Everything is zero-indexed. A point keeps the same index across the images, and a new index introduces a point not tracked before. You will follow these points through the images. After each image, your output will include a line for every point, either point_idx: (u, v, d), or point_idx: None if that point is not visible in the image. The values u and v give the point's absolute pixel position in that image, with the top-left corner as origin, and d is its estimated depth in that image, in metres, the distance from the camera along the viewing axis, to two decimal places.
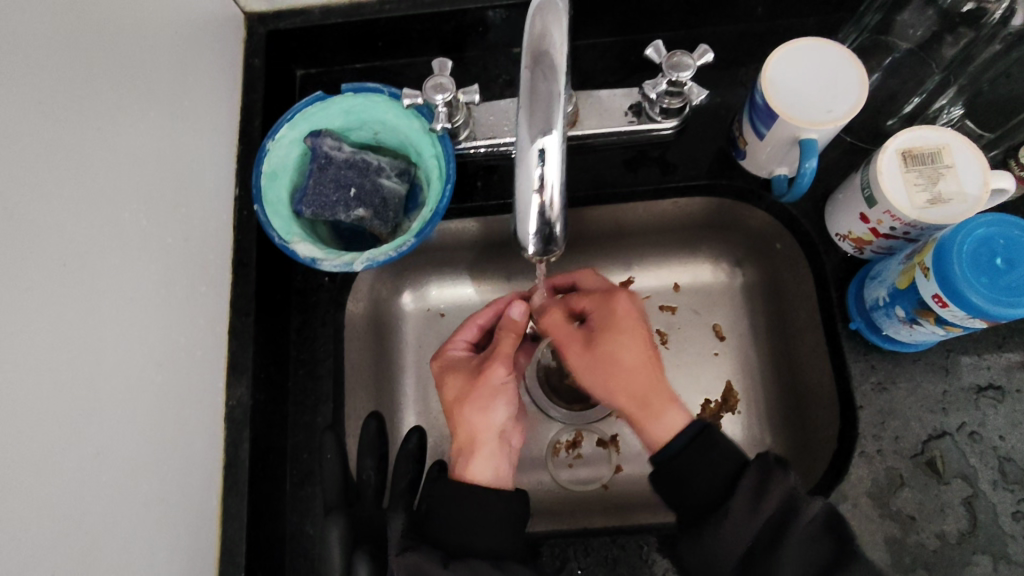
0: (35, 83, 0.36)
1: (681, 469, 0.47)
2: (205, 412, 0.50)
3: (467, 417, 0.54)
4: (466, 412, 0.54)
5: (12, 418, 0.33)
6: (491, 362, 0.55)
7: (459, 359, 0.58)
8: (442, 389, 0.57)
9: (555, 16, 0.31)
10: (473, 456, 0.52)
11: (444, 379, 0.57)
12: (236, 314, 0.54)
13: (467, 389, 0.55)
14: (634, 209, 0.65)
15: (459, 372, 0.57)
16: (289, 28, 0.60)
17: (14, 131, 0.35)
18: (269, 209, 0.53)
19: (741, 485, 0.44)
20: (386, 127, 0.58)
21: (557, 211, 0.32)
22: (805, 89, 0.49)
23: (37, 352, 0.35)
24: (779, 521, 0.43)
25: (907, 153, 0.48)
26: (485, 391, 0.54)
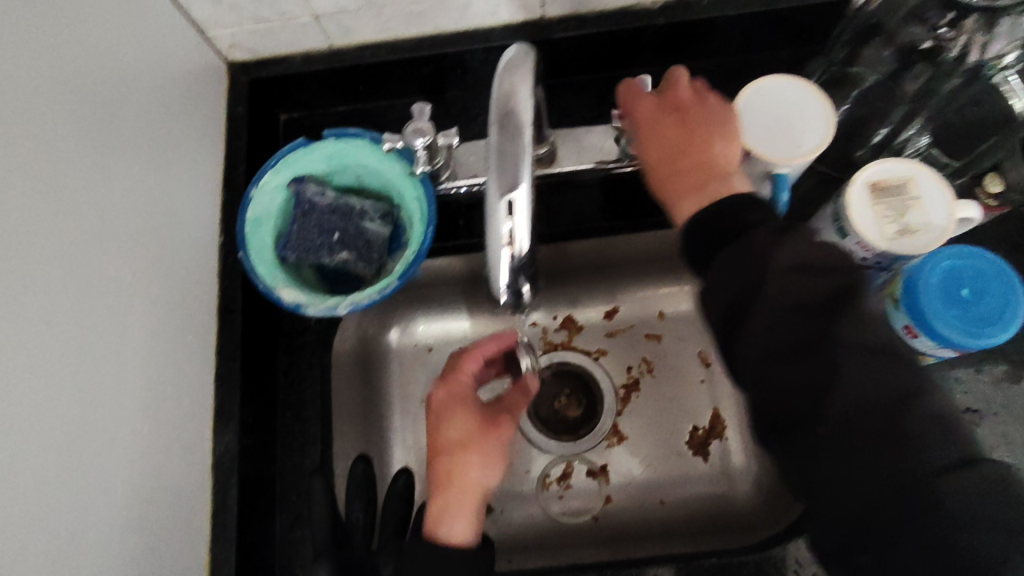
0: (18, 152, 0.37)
1: None
2: (190, 461, 0.50)
3: (461, 466, 0.54)
4: (464, 461, 0.55)
5: None
6: (498, 418, 0.57)
7: (467, 398, 0.58)
8: (444, 424, 0.56)
9: (522, 72, 0.32)
10: (461, 511, 0.53)
11: (449, 413, 0.56)
12: (221, 359, 0.55)
13: (473, 438, 0.56)
14: (615, 246, 0.69)
15: (470, 416, 0.56)
16: (271, 76, 0.61)
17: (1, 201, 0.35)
18: (254, 255, 0.54)
19: None
20: (368, 171, 0.59)
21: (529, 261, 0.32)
22: (774, 127, 0.51)
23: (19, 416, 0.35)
24: None
25: (875, 185, 0.49)
26: (490, 448, 0.56)
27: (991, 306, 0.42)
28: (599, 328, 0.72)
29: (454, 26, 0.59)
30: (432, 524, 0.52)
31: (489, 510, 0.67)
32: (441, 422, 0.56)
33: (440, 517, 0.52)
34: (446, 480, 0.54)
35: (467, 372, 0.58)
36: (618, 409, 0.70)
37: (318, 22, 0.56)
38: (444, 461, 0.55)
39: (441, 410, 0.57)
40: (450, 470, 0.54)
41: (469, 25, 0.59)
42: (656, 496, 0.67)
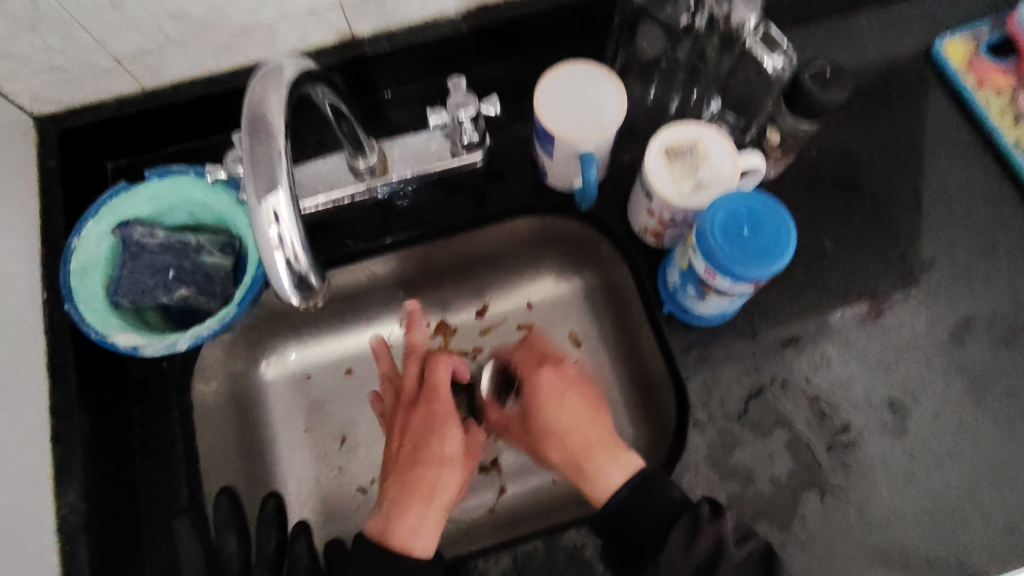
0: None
1: (624, 516, 0.52)
2: (34, 529, 0.47)
3: (445, 477, 0.57)
4: (446, 474, 0.57)
5: None
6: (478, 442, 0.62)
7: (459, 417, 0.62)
8: (443, 437, 0.59)
9: (272, 84, 0.33)
10: (439, 515, 0.55)
11: (441, 427, 0.59)
12: (62, 419, 0.52)
13: (459, 453, 0.59)
14: (465, 241, 0.69)
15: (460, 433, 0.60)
16: (83, 125, 0.60)
17: None
18: (82, 305, 0.53)
19: (675, 529, 0.50)
20: (199, 205, 0.58)
21: (306, 262, 0.33)
22: (575, 109, 0.55)
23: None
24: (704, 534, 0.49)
25: (668, 150, 0.54)
26: (468, 467, 0.60)
27: (770, 239, 0.46)
28: (473, 327, 0.74)
29: (266, 54, 0.60)
30: (414, 531, 0.53)
31: None
32: (432, 435, 0.59)
33: (415, 530, 0.53)
34: (429, 489, 0.56)
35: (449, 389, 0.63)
36: None
37: (121, 65, 0.56)
38: (429, 471, 0.57)
39: (442, 421, 0.60)
40: (432, 480, 0.56)
41: (281, 51, 0.60)
42: (547, 477, 0.69)
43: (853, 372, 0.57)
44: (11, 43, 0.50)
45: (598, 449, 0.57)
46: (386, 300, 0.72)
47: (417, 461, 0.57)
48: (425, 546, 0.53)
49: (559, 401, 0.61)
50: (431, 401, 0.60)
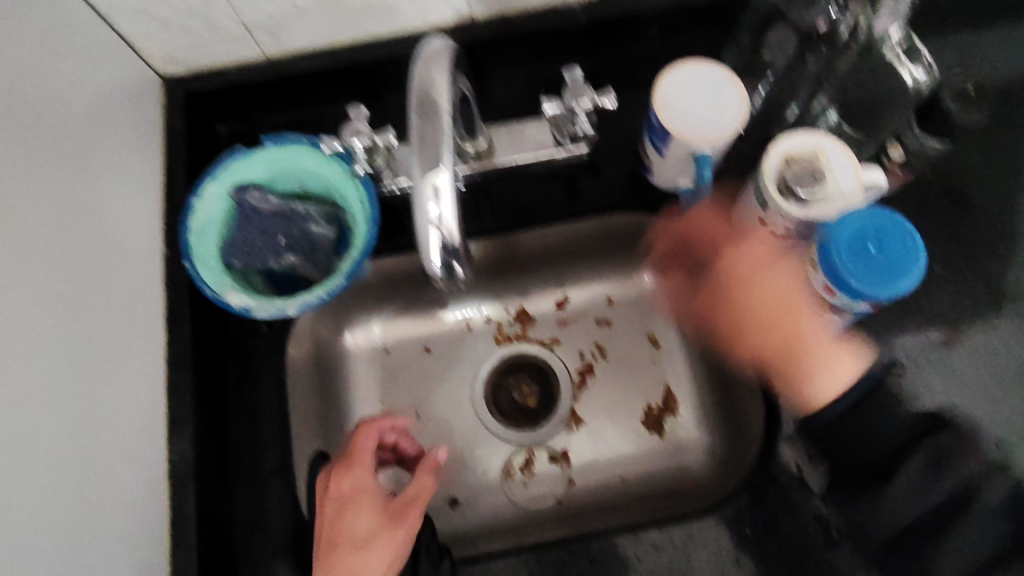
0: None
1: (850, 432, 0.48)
2: (144, 467, 0.50)
3: (357, 566, 0.47)
4: (364, 556, 0.47)
5: None
6: (404, 510, 0.50)
7: (375, 490, 0.51)
8: (348, 521, 0.49)
9: (438, 66, 0.34)
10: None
11: (349, 503, 0.50)
12: (172, 368, 0.55)
13: (373, 532, 0.48)
14: (556, 232, 0.70)
15: (371, 510, 0.50)
16: (206, 88, 0.62)
17: None
18: (199, 263, 0.55)
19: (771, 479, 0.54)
20: (310, 175, 0.60)
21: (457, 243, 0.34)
22: (695, 106, 0.53)
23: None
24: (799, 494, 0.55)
25: (789, 158, 0.52)
26: (392, 544, 0.48)
27: (894, 258, 0.45)
28: (552, 318, 0.74)
29: (385, 30, 0.61)
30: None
31: (456, 501, 0.67)
32: (343, 515, 0.50)
33: None
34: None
35: (367, 463, 0.53)
36: (575, 395, 0.72)
37: (250, 32, 0.57)
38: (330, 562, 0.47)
39: (354, 496, 0.51)
40: (332, 573, 0.47)
41: (400, 29, 0.61)
42: (617, 475, 0.69)
43: None
44: (155, 4, 0.52)
45: (804, 314, 0.54)
46: (470, 283, 0.72)
47: (324, 555, 0.48)
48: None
49: (766, 270, 0.56)
50: (337, 486, 0.51)
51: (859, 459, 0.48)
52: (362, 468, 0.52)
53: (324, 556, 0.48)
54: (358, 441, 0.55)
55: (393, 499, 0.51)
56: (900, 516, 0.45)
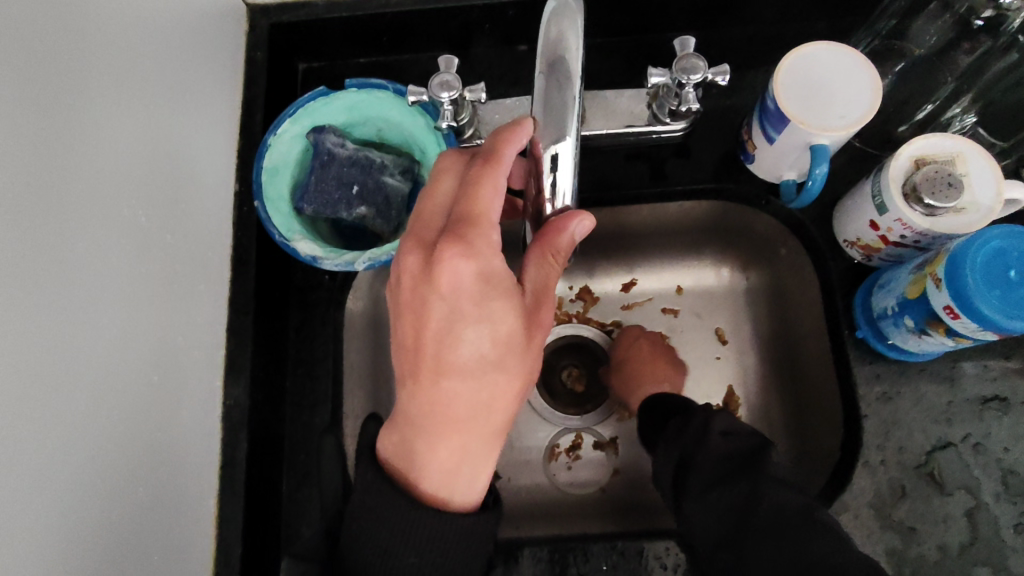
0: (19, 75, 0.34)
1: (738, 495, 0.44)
2: (201, 409, 0.50)
3: (472, 477, 0.40)
4: (489, 430, 0.40)
5: (15, 413, 0.33)
6: (540, 309, 0.41)
7: (505, 280, 0.39)
8: (458, 332, 0.38)
9: (570, 22, 0.34)
10: (459, 490, 0.40)
11: (459, 335, 0.38)
12: (234, 312, 0.54)
13: (479, 406, 0.39)
14: (637, 212, 0.64)
15: (497, 320, 0.39)
16: (291, 22, 0.59)
17: (20, 126, 0.34)
18: (270, 206, 0.53)
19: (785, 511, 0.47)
20: (390, 125, 0.56)
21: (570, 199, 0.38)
22: (819, 94, 0.49)
23: (19, 355, 0.34)
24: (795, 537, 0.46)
25: (920, 160, 0.47)
26: (506, 415, 0.41)
27: None
28: (615, 300, 0.68)
29: None
30: (409, 547, 0.39)
31: (495, 476, 0.63)
32: (453, 366, 0.38)
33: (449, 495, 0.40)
34: (439, 412, 0.39)
35: (493, 245, 0.38)
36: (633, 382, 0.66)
37: None
38: (428, 449, 0.39)
39: (468, 306, 0.38)
40: (428, 458, 0.39)
41: None
42: None
43: None
44: None
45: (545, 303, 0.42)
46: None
47: (422, 375, 0.39)
48: (431, 526, 0.38)
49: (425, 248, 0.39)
50: (435, 307, 0.38)
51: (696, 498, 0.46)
52: (488, 258, 0.38)
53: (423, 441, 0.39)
54: (495, 147, 0.39)
55: (524, 292, 0.41)
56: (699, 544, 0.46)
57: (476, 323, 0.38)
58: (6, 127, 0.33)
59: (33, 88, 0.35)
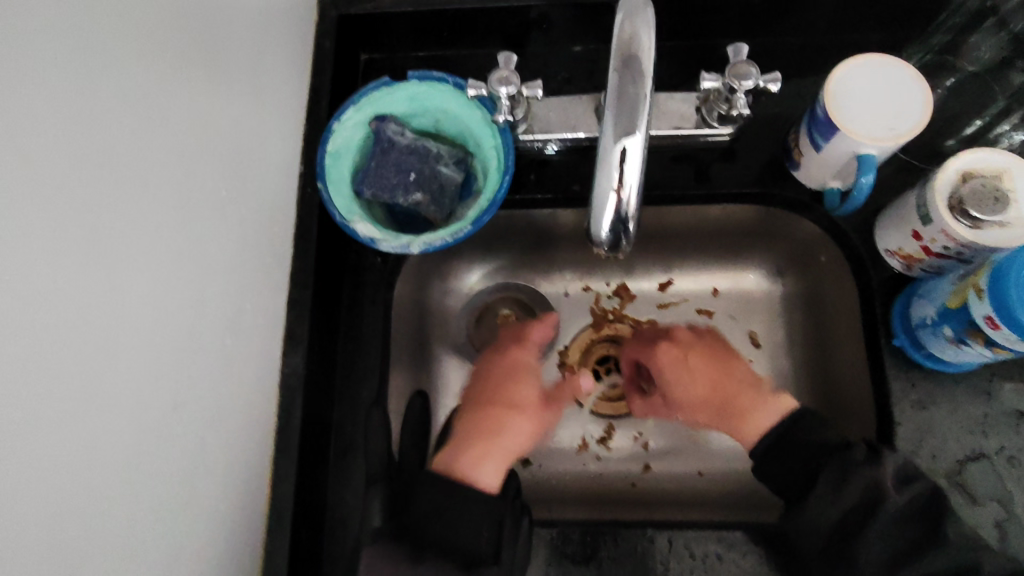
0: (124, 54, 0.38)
1: (782, 450, 0.53)
2: (260, 375, 0.53)
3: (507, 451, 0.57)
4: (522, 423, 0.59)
5: (95, 359, 0.36)
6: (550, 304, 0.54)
7: None
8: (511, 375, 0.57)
9: (642, 18, 0.32)
10: (483, 477, 0.53)
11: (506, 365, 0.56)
12: (294, 286, 0.57)
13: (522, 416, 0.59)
14: (681, 213, 0.66)
15: None
16: (357, 14, 0.62)
17: (118, 102, 0.38)
18: (332, 187, 0.56)
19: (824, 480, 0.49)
20: (447, 116, 0.59)
21: (630, 211, 0.33)
22: (869, 105, 0.50)
23: (101, 307, 0.37)
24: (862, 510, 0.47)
25: (967, 174, 0.48)
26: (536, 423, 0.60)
27: None
28: (652, 299, 0.71)
29: None
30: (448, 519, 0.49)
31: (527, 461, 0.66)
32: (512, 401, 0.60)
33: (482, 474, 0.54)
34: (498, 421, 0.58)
35: None
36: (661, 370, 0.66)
37: None
38: (474, 458, 0.54)
39: None
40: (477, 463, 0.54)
41: None
42: (694, 468, 0.65)
43: None
44: None
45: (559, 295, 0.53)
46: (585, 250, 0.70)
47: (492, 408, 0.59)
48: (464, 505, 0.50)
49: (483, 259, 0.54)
50: (523, 386, 0.61)
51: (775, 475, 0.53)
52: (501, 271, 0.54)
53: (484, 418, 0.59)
54: None
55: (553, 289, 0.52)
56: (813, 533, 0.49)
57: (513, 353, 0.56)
58: (104, 97, 0.37)
59: (132, 64, 0.39)
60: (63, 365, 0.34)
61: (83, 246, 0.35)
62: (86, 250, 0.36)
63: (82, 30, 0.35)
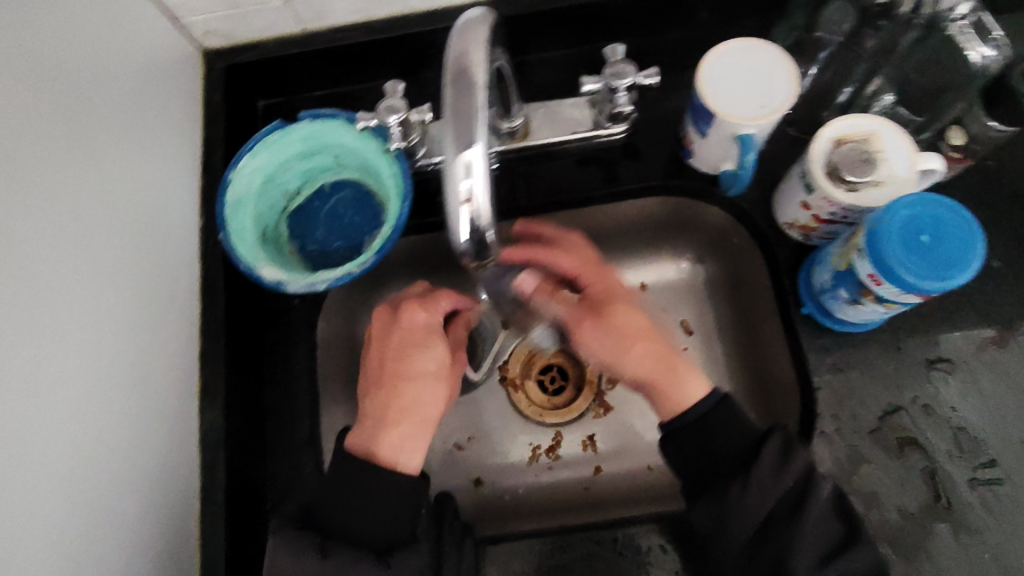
0: (9, 122, 0.39)
1: (705, 428, 0.48)
2: (180, 434, 0.52)
3: (406, 440, 0.50)
4: (430, 392, 0.53)
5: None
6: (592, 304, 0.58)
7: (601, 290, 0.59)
8: (409, 353, 0.54)
9: (473, 38, 0.34)
10: (406, 458, 0.50)
11: (407, 333, 0.54)
12: (207, 339, 0.56)
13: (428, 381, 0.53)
14: (592, 216, 0.67)
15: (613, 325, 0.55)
16: (245, 62, 0.63)
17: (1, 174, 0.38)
18: (235, 236, 0.55)
19: (767, 451, 0.46)
20: (346, 150, 0.60)
21: (487, 220, 0.35)
22: (740, 88, 0.51)
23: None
24: (801, 489, 0.44)
25: (839, 141, 0.50)
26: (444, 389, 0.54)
27: (953, 248, 0.43)
28: None
29: (425, 5, 0.60)
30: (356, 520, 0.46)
31: (477, 482, 0.65)
32: (408, 349, 0.54)
33: (400, 448, 0.50)
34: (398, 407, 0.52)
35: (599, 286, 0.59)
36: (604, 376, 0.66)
37: (290, 5, 0.58)
38: (391, 442, 0.50)
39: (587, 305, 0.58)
40: (381, 438, 0.50)
41: (440, 5, 0.61)
42: (643, 462, 0.64)
43: (1004, 401, 0.53)
44: None
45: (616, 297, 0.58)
46: None
47: (383, 381, 0.53)
48: (368, 501, 0.47)
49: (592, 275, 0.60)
50: (417, 358, 0.53)
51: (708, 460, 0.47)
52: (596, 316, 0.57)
53: (380, 386, 0.53)
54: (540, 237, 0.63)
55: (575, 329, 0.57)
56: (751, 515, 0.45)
57: (419, 352, 0.54)
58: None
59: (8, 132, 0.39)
60: None
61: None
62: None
63: None
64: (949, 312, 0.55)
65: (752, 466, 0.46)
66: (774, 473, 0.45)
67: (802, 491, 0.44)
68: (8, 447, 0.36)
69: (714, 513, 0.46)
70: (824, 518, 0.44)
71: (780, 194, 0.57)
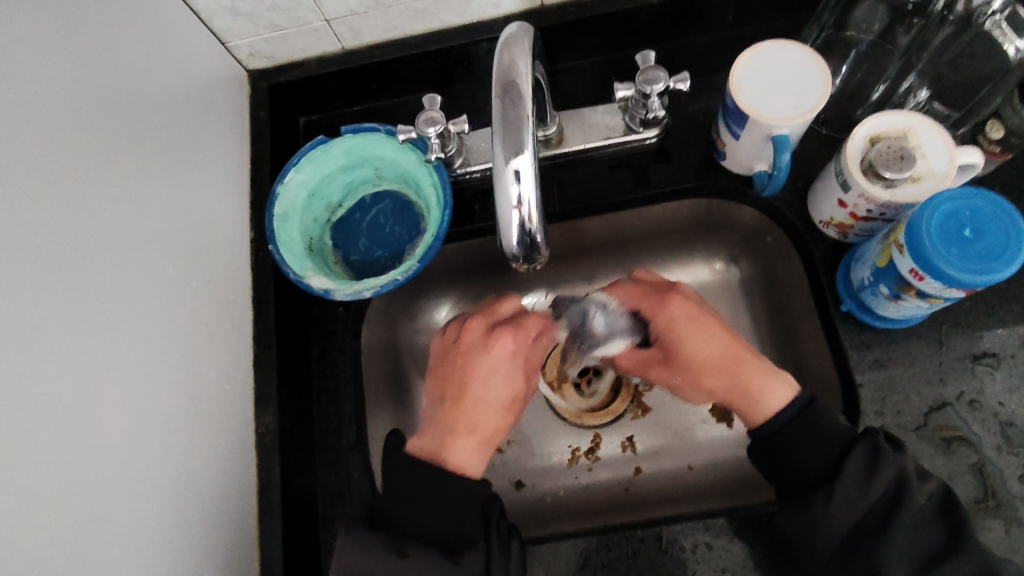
0: (78, 150, 0.42)
1: (787, 442, 0.48)
2: (236, 438, 0.54)
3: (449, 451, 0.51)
4: (478, 410, 0.54)
5: (59, 448, 0.37)
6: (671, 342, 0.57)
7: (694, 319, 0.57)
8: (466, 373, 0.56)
9: (519, 50, 0.36)
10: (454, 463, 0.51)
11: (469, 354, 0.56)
12: (259, 347, 0.59)
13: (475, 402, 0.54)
14: (627, 218, 0.67)
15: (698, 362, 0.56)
16: (287, 80, 0.65)
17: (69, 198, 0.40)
18: (283, 247, 0.57)
19: (849, 465, 0.45)
20: (386, 162, 0.62)
21: (536, 224, 0.36)
22: (773, 90, 0.52)
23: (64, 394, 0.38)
24: (888, 500, 0.44)
25: (874, 139, 0.50)
26: (493, 411, 0.54)
27: (995, 243, 0.43)
28: None
29: (458, 20, 0.62)
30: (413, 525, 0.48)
31: (519, 483, 0.66)
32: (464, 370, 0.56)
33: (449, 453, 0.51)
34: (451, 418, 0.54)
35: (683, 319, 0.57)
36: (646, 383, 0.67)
37: (330, 26, 0.60)
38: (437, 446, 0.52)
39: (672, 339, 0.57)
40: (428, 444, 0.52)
41: (473, 19, 0.62)
42: (683, 462, 0.65)
43: None
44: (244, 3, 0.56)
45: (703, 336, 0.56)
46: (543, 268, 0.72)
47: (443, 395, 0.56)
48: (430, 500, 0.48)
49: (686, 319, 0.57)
50: (472, 380, 0.55)
51: (786, 469, 0.48)
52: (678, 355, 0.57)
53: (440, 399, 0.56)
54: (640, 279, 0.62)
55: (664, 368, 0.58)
56: (838, 522, 0.45)
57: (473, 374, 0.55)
58: (55, 193, 0.39)
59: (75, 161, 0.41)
60: (39, 451, 0.36)
61: (49, 338, 0.38)
62: (52, 342, 0.38)
63: (32, 138, 0.38)
64: (991, 307, 0.55)
65: (836, 484, 0.45)
66: (859, 485, 0.45)
67: (893, 500, 0.44)
68: (80, 452, 0.39)
69: (799, 519, 0.46)
70: (924, 524, 0.44)
71: (815, 193, 0.57)
